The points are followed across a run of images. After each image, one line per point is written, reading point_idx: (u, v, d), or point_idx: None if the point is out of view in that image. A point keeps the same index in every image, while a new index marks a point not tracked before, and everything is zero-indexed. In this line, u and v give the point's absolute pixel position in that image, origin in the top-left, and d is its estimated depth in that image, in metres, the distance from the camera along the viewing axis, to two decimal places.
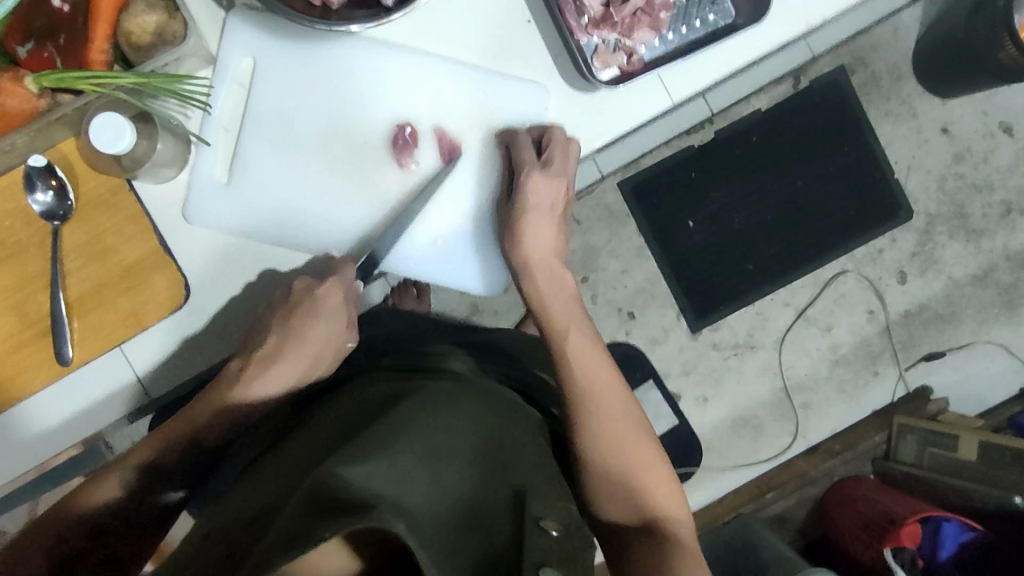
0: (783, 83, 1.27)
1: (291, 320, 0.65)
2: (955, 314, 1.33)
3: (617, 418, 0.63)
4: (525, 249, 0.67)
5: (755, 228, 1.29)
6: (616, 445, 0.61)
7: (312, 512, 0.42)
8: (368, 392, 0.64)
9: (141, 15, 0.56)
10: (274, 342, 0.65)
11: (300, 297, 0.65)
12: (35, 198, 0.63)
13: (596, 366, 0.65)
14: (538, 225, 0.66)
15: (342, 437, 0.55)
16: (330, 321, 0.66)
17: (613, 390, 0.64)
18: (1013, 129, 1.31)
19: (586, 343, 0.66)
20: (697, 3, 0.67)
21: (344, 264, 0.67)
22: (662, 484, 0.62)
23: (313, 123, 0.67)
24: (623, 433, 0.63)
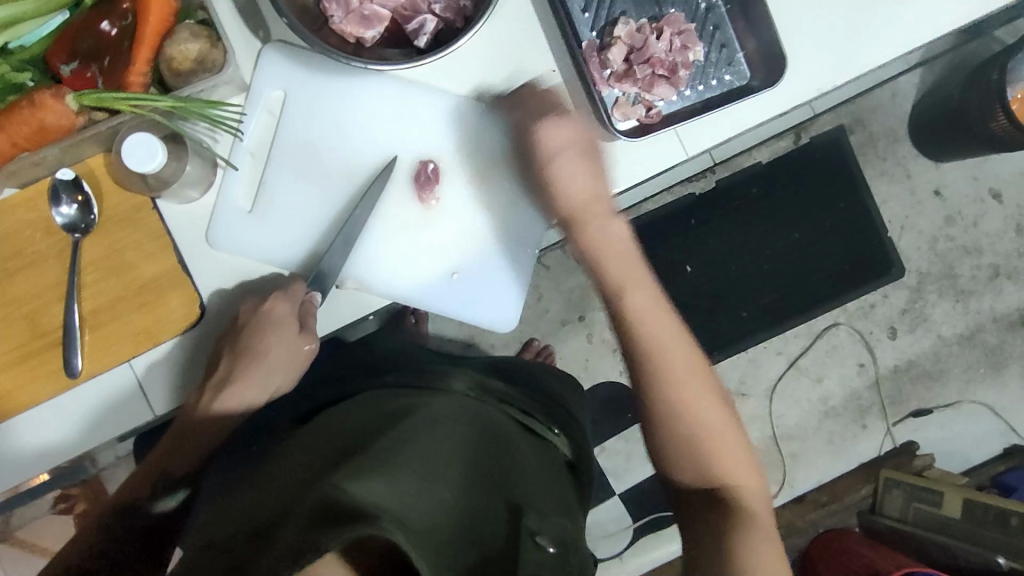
0: (783, 138, 1.32)
1: (242, 340, 0.66)
2: (943, 372, 1.35)
3: (683, 388, 0.66)
4: (565, 199, 0.68)
5: (752, 276, 1.31)
6: (685, 410, 0.65)
7: (317, 523, 0.44)
8: (374, 407, 0.65)
9: (183, 43, 0.58)
10: (225, 365, 0.67)
11: (247, 318, 0.66)
12: (59, 210, 0.65)
13: (657, 325, 0.67)
14: (570, 170, 0.67)
15: (345, 452, 0.56)
16: (279, 330, 0.66)
17: (681, 354, 0.67)
18: (1002, 196, 1.36)
19: (646, 301, 0.68)
20: (714, 64, 0.70)
21: (296, 283, 0.68)
22: (732, 446, 0.66)
23: (337, 154, 0.69)
24: (690, 399, 0.66)
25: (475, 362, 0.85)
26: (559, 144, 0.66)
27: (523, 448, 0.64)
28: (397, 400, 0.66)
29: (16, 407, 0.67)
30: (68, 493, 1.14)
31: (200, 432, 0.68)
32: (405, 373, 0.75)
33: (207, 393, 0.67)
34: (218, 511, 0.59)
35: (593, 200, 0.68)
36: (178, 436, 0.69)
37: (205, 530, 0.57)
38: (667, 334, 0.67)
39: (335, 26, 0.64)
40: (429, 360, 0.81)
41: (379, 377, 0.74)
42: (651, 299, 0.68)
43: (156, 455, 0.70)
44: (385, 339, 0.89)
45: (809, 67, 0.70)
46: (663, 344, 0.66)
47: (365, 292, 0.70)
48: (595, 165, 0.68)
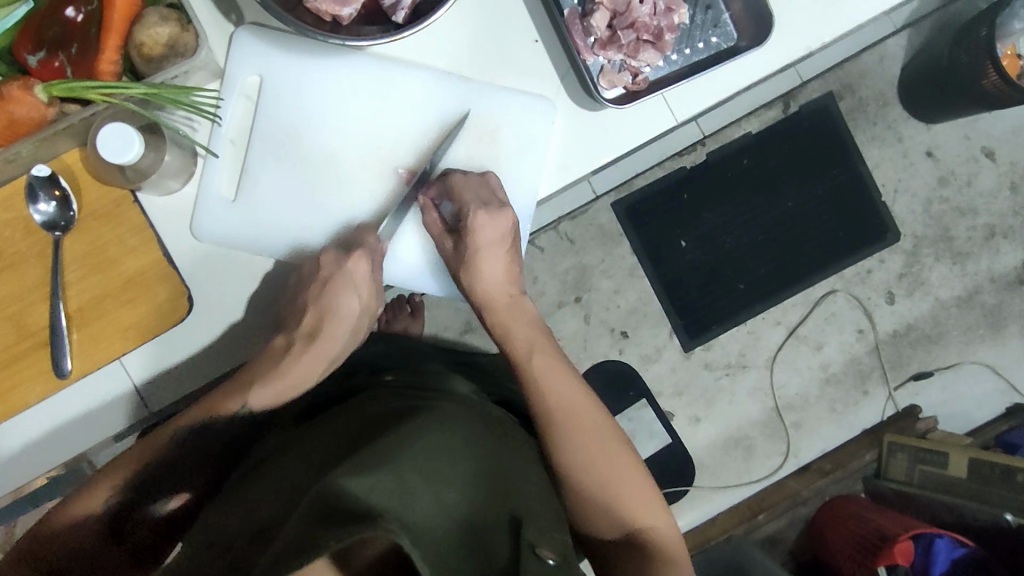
0: (773, 107, 1.30)
1: (323, 297, 0.65)
2: (942, 334, 1.35)
3: (587, 440, 0.62)
4: (475, 288, 0.66)
5: (746, 248, 1.30)
6: (589, 459, 0.62)
7: (318, 520, 0.44)
8: (374, 405, 0.63)
9: (152, 27, 0.56)
10: (311, 318, 0.65)
11: (331, 272, 0.65)
12: (37, 207, 0.63)
13: (558, 381, 0.64)
14: (492, 264, 0.66)
15: (350, 447, 0.56)
16: (362, 294, 0.66)
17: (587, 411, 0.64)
18: (994, 154, 1.35)
19: (552, 364, 0.66)
20: (700, 26, 0.69)
21: (369, 234, 0.66)
22: (641, 493, 0.63)
23: (322, 139, 0.67)
24: (605, 456, 0.62)
25: (478, 362, 0.84)
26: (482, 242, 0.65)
27: (525, 445, 0.64)
28: (401, 399, 0.64)
29: (9, 411, 0.66)
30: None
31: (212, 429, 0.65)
32: (404, 372, 0.74)
33: (297, 346, 0.65)
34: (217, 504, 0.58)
35: (507, 284, 0.67)
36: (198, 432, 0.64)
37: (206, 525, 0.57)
38: (565, 390, 0.64)
39: (310, 4, 0.62)
40: (425, 359, 0.80)
41: (379, 375, 0.73)
42: (547, 356, 0.66)
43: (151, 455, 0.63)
44: (377, 334, 0.87)
45: (797, 26, 0.68)
46: (563, 397, 0.64)
47: None
48: (510, 256, 0.67)
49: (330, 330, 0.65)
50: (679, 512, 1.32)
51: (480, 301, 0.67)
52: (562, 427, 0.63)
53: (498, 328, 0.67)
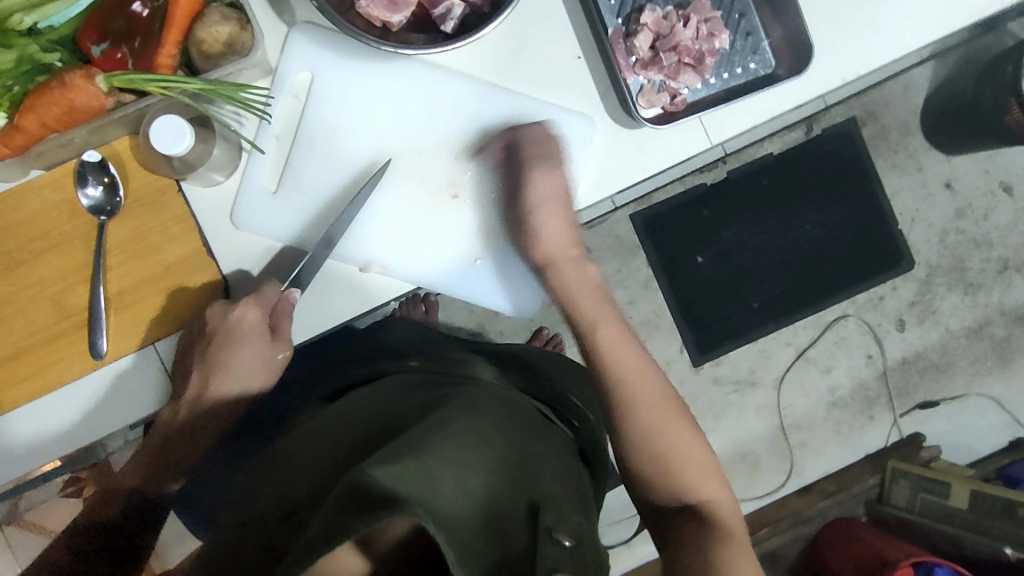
0: (796, 129, 1.31)
1: (211, 352, 0.67)
2: (950, 364, 1.36)
3: (646, 407, 0.65)
4: (536, 248, 0.68)
5: (761, 267, 1.31)
6: (652, 428, 0.64)
7: (346, 506, 0.45)
8: (399, 394, 0.65)
9: (214, 25, 0.58)
10: (196, 380, 0.69)
11: (216, 326, 0.65)
12: (85, 191, 0.65)
13: (623, 346, 0.67)
14: (553, 221, 0.67)
15: (376, 437, 0.57)
16: (248, 343, 0.68)
17: (650, 382, 0.66)
18: (1013, 189, 1.35)
19: (616, 332, 0.67)
20: (740, 51, 0.71)
21: (268, 283, 0.66)
22: (699, 462, 0.64)
23: (365, 137, 0.69)
24: (663, 423, 0.64)
25: (497, 351, 0.86)
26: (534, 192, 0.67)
27: (541, 437, 0.64)
28: (426, 389, 0.66)
29: (44, 388, 0.67)
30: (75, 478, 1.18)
31: (197, 420, 0.71)
32: (428, 360, 0.75)
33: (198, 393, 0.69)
34: (248, 487, 0.60)
35: (567, 247, 0.68)
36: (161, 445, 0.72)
37: (237, 507, 0.58)
38: (633, 357, 0.66)
39: (361, 10, 0.63)
40: (447, 347, 0.82)
41: (404, 361, 0.75)
42: (614, 325, 0.68)
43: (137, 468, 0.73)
44: (397, 324, 0.88)
45: (833, 59, 0.70)
46: (626, 363, 0.66)
47: (387, 275, 0.70)
48: (569, 214, 0.68)
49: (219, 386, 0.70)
50: None
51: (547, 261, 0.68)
52: (626, 391, 0.65)
53: (562, 293, 0.69)
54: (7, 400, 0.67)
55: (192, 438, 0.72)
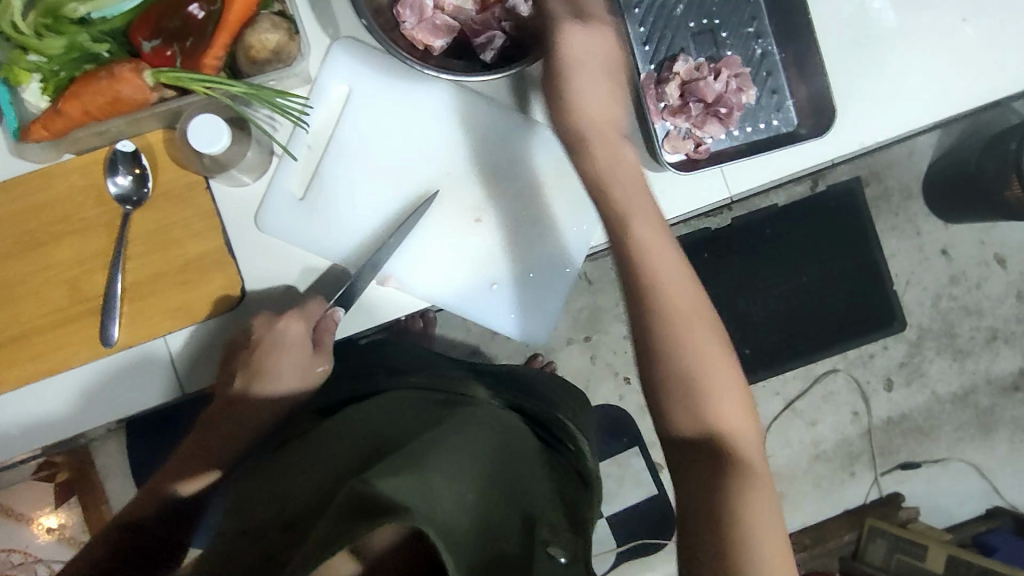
0: (802, 183, 1.32)
1: (256, 358, 0.67)
2: (934, 428, 1.38)
3: (678, 322, 0.59)
4: (584, 107, 0.62)
5: (758, 316, 1.31)
6: (675, 338, 0.59)
7: (348, 513, 0.45)
8: (399, 409, 0.65)
9: (264, 32, 0.59)
10: (241, 378, 0.68)
11: (261, 335, 0.66)
12: (115, 180, 0.66)
13: (684, 289, 0.61)
14: (590, 86, 0.62)
15: (375, 451, 0.57)
16: (292, 352, 0.67)
17: (684, 293, 0.60)
18: (1006, 262, 1.39)
19: (654, 227, 0.62)
20: (765, 108, 0.73)
21: (313, 299, 0.68)
22: (728, 386, 0.59)
23: (395, 153, 0.70)
24: (691, 337, 0.59)
25: (488, 371, 0.87)
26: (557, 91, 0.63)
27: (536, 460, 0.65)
28: (426, 406, 0.66)
29: (48, 371, 0.67)
30: (49, 461, 1.18)
31: (237, 413, 0.70)
32: (427, 377, 0.75)
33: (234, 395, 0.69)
34: (248, 495, 0.60)
35: (603, 109, 0.63)
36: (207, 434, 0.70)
37: (237, 515, 0.58)
38: (689, 301, 0.60)
39: (406, 31, 0.66)
40: (443, 366, 0.83)
41: (403, 377, 0.75)
42: (673, 267, 0.61)
43: (177, 466, 0.69)
44: (399, 346, 0.87)
45: (851, 124, 0.73)
46: (690, 307, 0.60)
47: (403, 291, 0.71)
48: (613, 83, 0.63)
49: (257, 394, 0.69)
50: (656, 564, 1.33)
51: (598, 193, 0.63)
52: (670, 339, 0.58)
53: (604, 171, 0.63)
54: (9, 378, 0.67)
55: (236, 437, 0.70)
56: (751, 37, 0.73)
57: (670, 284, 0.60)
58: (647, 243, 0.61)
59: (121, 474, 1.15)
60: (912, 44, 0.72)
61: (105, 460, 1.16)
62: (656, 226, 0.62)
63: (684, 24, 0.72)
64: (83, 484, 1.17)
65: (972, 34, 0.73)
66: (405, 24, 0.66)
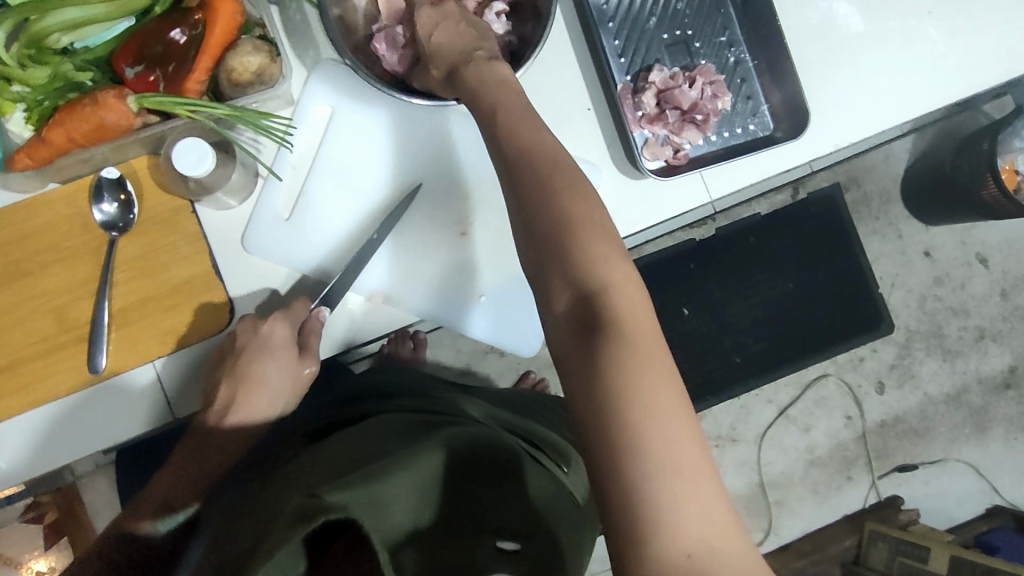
0: (782, 191, 1.34)
1: (241, 366, 0.67)
2: (928, 429, 1.39)
3: (580, 241, 0.50)
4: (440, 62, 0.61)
5: (746, 324, 1.32)
6: (568, 259, 0.50)
7: (292, 514, 0.48)
8: (382, 424, 0.66)
9: (245, 55, 0.60)
10: (225, 391, 0.68)
11: (246, 342, 0.66)
12: (101, 207, 0.66)
13: (589, 242, 0.50)
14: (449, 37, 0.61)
15: (345, 458, 0.59)
16: (275, 357, 0.68)
17: (584, 209, 0.51)
18: (988, 261, 1.40)
19: (542, 141, 0.55)
20: (741, 114, 0.75)
21: (297, 300, 0.68)
22: (640, 322, 0.48)
23: (377, 169, 0.71)
24: (588, 255, 0.49)
25: (481, 393, 0.87)
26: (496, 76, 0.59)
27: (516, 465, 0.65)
28: (408, 420, 0.67)
29: (36, 401, 0.66)
30: (37, 501, 1.16)
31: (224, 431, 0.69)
32: (418, 399, 0.75)
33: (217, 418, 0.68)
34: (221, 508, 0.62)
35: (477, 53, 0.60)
36: (194, 454, 0.70)
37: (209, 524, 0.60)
38: (601, 252, 0.50)
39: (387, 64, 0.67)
40: (434, 387, 0.83)
41: (394, 400, 0.74)
42: (571, 181, 0.52)
43: (160, 490, 0.69)
44: (390, 369, 0.87)
45: (826, 126, 0.74)
46: (597, 259, 0.49)
47: (391, 305, 0.71)
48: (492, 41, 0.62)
49: (246, 409, 0.69)
50: None
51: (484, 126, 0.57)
52: (571, 292, 0.50)
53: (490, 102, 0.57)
54: None
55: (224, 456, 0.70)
56: (724, 45, 0.75)
57: (569, 240, 0.50)
58: (540, 199, 0.52)
59: (110, 511, 1.13)
60: (879, 49, 0.75)
61: (96, 497, 1.14)
62: (557, 171, 0.53)
63: (657, 36, 0.74)
64: (72, 523, 1.15)
65: (938, 36, 0.75)
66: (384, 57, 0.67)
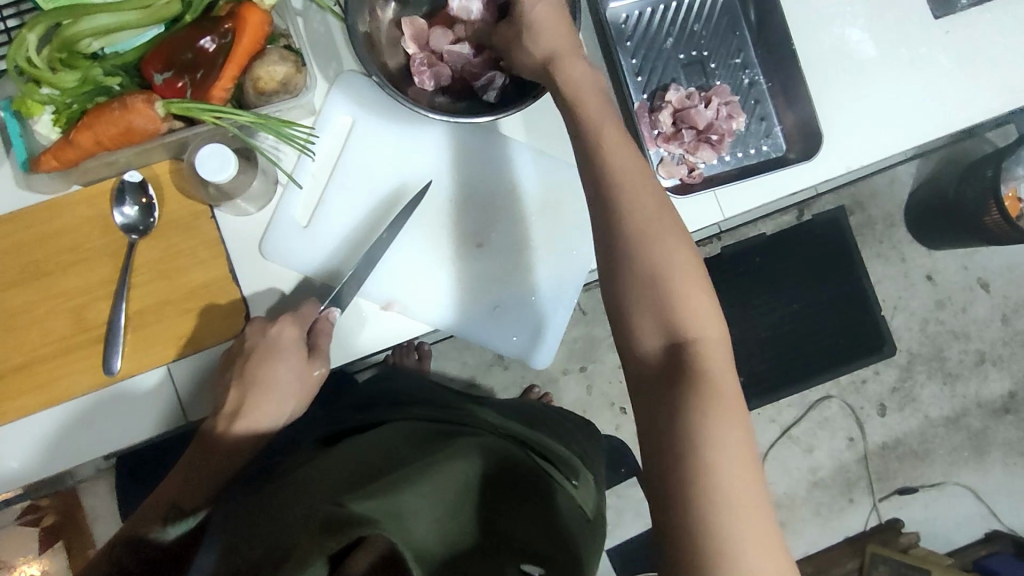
0: (788, 213, 1.35)
1: (249, 368, 0.65)
2: (929, 452, 1.39)
3: (660, 249, 0.54)
4: (537, 45, 0.60)
5: (750, 343, 1.33)
6: (650, 261, 0.54)
7: (318, 523, 0.50)
8: (397, 433, 0.66)
9: (272, 64, 0.61)
10: (233, 395, 0.66)
11: (255, 342, 0.66)
12: (122, 210, 0.67)
13: (669, 250, 0.54)
14: (547, 14, 0.60)
15: (365, 467, 0.59)
16: (284, 358, 0.66)
17: (661, 217, 0.55)
18: (989, 286, 1.41)
19: (617, 147, 0.57)
20: (754, 134, 0.77)
21: (306, 303, 0.69)
22: (710, 333, 0.54)
23: (397, 180, 0.72)
24: (669, 263, 0.53)
25: (493, 404, 0.88)
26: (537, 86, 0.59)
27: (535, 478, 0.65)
28: (424, 431, 0.67)
29: (50, 401, 0.67)
30: (35, 505, 1.15)
31: (229, 438, 0.66)
32: (431, 407, 0.76)
33: (221, 423, 0.66)
34: (228, 507, 0.62)
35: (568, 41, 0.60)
36: (201, 456, 0.66)
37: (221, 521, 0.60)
38: (698, 304, 0.54)
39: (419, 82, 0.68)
40: (447, 396, 0.83)
41: (409, 407, 0.75)
42: (655, 194, 0.56)
43: (165, 493, 0.65)
44: (401, 377, 0.88)
45: (837, 149, 0.75)
46: (692, 310, 0.53)
47: (407, 316, 0.72)
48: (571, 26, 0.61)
49: (252, 418, 0.66)
50: None
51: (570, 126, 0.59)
52: (644, 293, 0.53)
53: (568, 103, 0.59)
54: (11, 410, 0.66)
55: (235, 458, 0.67)
56: (739, 67, 0.76)
57: (650, 246, 0.54)
58: (633, 241, 0.54)
59: (110, 517, 1.13)
60: (890, 74, 0.76)
61: (97, 503, 1.14)
62: (663, 215, 0.55)
63: (673, 56, 0.76)
64: (70, 528, 1.14)
65: (947, 63, 0.76)
66: (445, 79, 0.69)
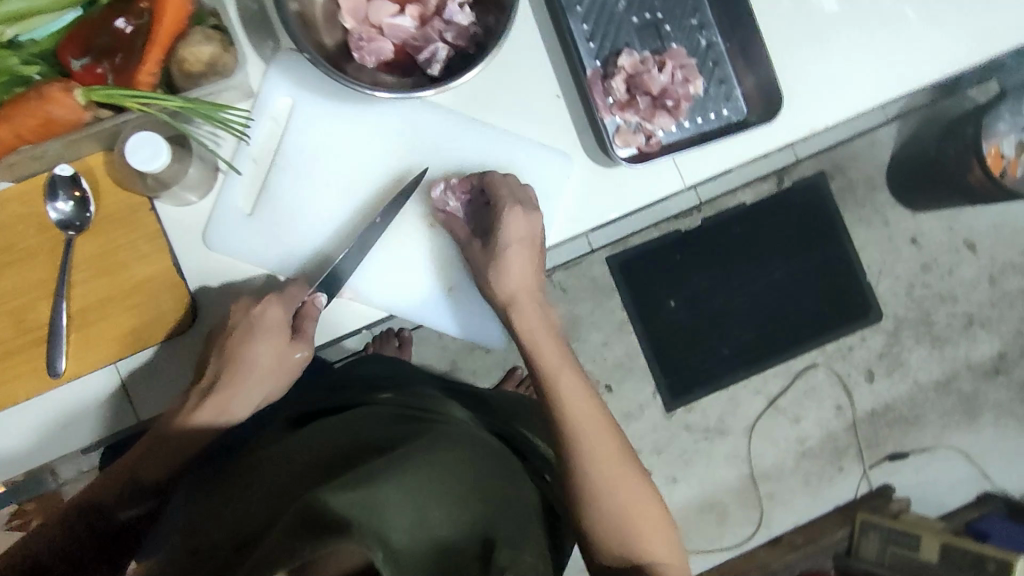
0: (768, 180, 1.30)
1: (231, 346, 0.65)
2: (919, 417, 1.37)
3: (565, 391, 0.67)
4: (501, 285, 0.68)
5: (732, 315, 1.31)
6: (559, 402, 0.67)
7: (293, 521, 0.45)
8: (369, 424, 0.61)
9: (198, 44, 0.59)
10: (212, 373, 0.66)
11: (238, 320, 0.65)
12: (56, 206, 0.64)
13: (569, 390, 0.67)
14: (519, 263, 0.68)
15: (341, 460, 0.54)
16: (266, 339, 0.65)
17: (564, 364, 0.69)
18: (976, 247, 1.39)
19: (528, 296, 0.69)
20: (714, 98, 0.74)
21: (293, 283, 0.67)
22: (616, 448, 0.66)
23: (344, 164, 0.69)
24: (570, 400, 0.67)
25: (466, 390, 0.85)
26: (513, 289, 0.68)
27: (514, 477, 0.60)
28: (398, 424, 0.62)
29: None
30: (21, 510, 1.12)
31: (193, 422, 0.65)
32: (400, 393, 0.73)
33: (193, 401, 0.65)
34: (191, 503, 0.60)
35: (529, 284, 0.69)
36: (162, 435, 0.65)
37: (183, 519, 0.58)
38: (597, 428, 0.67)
39: (363, 58, 0.66)
40: (417, 381, 0.81)
41: (376, 393, 0.72)
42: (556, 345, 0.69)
43: (127, 462, 0.66)
44: (370, 360, 0.86)
45: (801, 111, 0.73)
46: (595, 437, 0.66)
47: (364, 303, 0.70)
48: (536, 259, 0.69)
49: (222, 398, 0.65)
50: None
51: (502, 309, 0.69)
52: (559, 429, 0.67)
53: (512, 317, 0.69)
54: None
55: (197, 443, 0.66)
56: (695, 29, 0.73)
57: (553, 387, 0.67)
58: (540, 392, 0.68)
59: None
60: (853, 30, 0.73)
61: None
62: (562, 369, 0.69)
63: (626, 20, 0.72)
64: None
65: (914, 15, 0.73)
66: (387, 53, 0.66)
